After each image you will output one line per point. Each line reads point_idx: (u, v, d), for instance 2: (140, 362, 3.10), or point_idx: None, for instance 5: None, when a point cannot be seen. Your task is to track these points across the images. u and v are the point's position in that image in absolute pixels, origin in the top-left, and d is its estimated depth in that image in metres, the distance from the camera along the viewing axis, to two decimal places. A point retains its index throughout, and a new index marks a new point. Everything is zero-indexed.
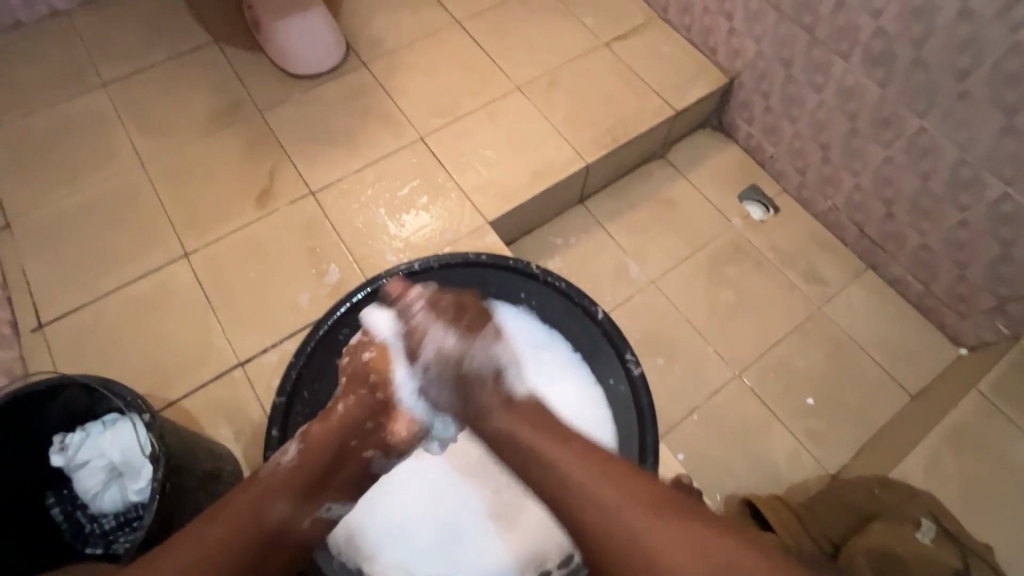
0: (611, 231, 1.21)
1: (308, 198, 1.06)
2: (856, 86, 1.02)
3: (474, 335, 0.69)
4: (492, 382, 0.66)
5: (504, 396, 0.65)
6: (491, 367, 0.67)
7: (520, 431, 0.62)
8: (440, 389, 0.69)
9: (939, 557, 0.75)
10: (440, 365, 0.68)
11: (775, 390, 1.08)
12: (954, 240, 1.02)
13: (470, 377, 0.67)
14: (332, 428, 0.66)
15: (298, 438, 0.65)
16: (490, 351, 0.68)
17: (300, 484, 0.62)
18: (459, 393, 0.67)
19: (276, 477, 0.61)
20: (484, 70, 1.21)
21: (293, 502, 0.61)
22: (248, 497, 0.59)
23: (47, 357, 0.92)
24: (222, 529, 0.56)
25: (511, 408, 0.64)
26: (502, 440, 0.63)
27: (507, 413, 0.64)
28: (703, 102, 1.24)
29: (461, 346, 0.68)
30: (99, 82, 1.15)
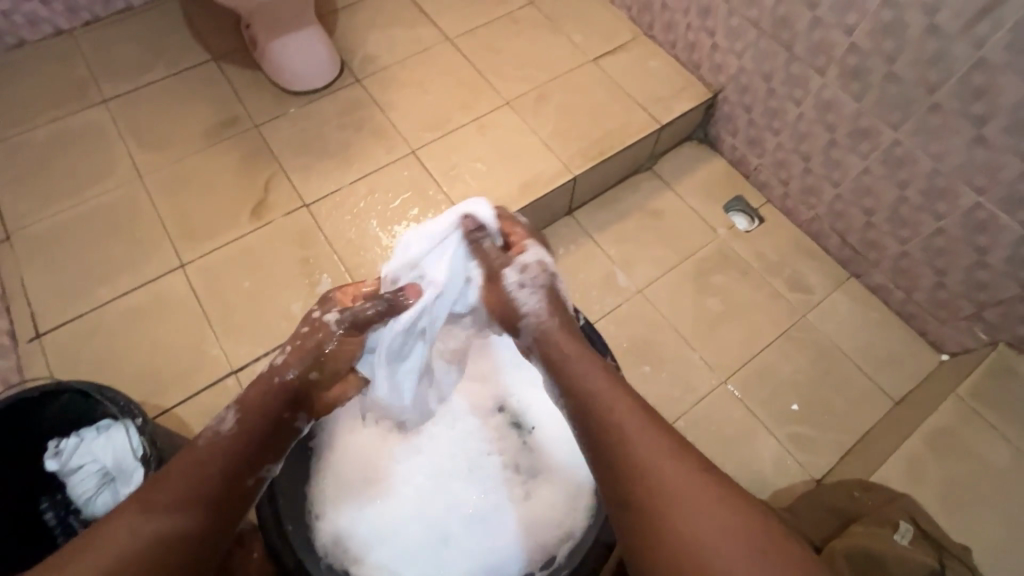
0: (599, 241, 1.23)
1: (303, 210, 1.09)
2: (833, 100, 1.05)
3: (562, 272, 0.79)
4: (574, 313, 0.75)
5: (576, 333, 0.71)
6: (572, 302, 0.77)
7: (593, 376, 0.65)
8: (535, 296, 0.73)
9: (917, 557, 0.76)
10: (538, 276, 0.74)
11: (761, 396, 1.10)
12: (932, 248, 1.04)
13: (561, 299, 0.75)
14: (268, 395, 0.67)
15: (235, 406, 0.65)
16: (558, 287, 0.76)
17: (240, 451, 0.62)
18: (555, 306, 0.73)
19: (216, 447, 0.61)
20: (475, 85, 1.25)
21: (234, 469, 0.61)
22: (194, 462, 0.59)
23: (44, 366, 0.94)
24: (171, 488, 0.56)
25: (578, 345, 0.69)
26: (569, 368, 0.67)
27: (578, 347, 0.69)
28: (688, 115, 1.27)
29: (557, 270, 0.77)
30: (100, 98, 1.18)
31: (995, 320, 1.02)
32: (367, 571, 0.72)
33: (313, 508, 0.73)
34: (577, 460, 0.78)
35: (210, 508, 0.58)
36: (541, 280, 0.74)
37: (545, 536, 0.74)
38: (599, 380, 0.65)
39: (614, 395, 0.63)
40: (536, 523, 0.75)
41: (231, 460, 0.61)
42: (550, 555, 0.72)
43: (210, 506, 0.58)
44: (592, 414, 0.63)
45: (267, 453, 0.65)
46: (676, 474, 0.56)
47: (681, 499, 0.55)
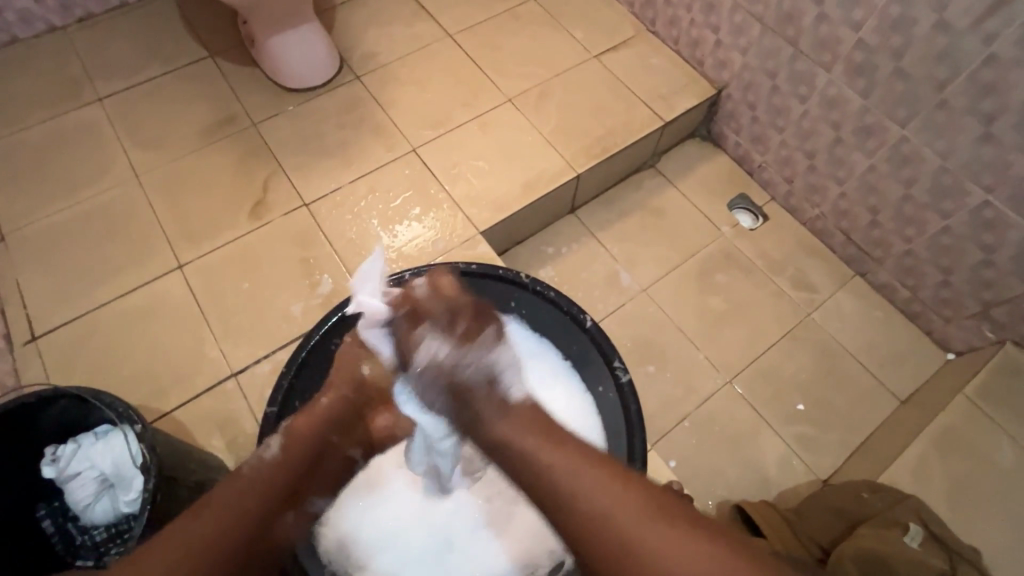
0: (602, 240, 1.22)
1: (302, 209, 1.07)
2: (839, 97, 1.04)
3: (470, 342, 0.61)
4: (486, 390, 0.59)
5: (501, 400, 0.58)
6: (484, 374, 0.60)
7: (524, 441, 0.55)
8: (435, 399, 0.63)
9: (927, 560, 0.76)
10: (430, 376, 0.62)
11: (766, 396, 1.09)
12: (938, 246, 1.03)
13: (464, 391, 0.60)
14: (316, 422, 0.65)
15: (282, 432, 0.63)
16: (484, 357, 0.61)
17: (286, 479, 0.59)
18: (455, 405, 0.61)
19: (262, 471, 0.58)
20: (475, 82, 1.23)
21: (280, 500, 0.58)
22: (238, 490, 0.55)
23: (40, 369, 0.92)
24: (217, 514, 0.52)
25: (508, 414, 0.57)
26: (508, 443, 0.55)
27: (505, 421, 0.57)
28: (692, 113, 1.26)
29: (454, 356, 0.61)
30: (95, 96, 1.16)
31: (1002, 319, 1.01)
32: None
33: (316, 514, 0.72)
34: None
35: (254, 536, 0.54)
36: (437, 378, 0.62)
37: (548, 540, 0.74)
38: (528, 441, 0.54)
39: (550, 445, 0.54)
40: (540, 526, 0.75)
41: (276, 486, 0.58)
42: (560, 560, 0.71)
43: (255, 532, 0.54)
44: (531, 467, 0.53)
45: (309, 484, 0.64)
46: (633, 513, 0.48)
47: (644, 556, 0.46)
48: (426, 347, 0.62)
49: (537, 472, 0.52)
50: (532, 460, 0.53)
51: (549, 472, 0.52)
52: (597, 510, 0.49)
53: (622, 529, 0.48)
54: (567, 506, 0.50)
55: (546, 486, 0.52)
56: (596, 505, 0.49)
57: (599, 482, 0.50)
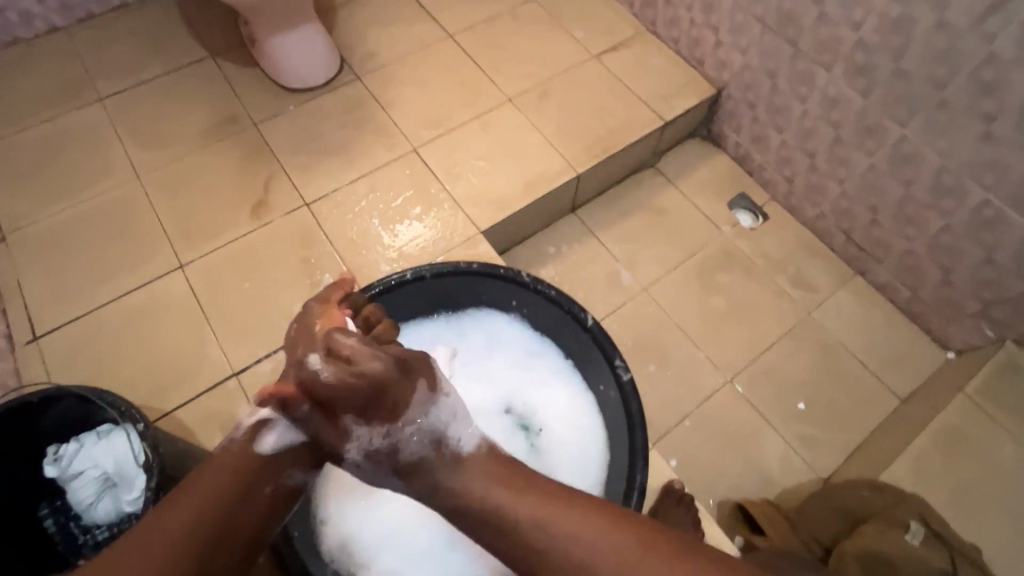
0: (602, 240, 1.22)
1: (303, 209, 1.08)
2: (840, 96, 1.04)
3: (404, 408, 0.60)
4: (431, 455, 0.59)
5: (454, 447, 0.60)
6: (429, 439, 0.60)
7: (490, 491, 0.56)
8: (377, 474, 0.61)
9: (927, 558, 0.77)
10: (369, 448, 0.61)
11: (767, 395, 1.09)
12: (938, 246, 1.03)
13: (404, 459, 0.60)
14: (283, 399, 0.65)
15: (247, 417, 0.63)
16: (426, 420, 0.61)
17: (255, 462, 0.59)
18: (399, 471, 0.61)
19: (232, 455, 0.59)
20: (476, 82, 1.23)
21: (249, 485, 0.58)
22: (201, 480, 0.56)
23: (41, 369, 0.92)
24: (180, 508, 0.53)
25: (459, 472, 0.58)
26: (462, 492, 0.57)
27: (459, 465, 0.58)
28: (692, 112, 1.26)
29: (391, 425, 0.60)
30: (96, 97, 1.16)
31: (1003, 318, 1.01)
32: None
33: (317, 513, 0.72)
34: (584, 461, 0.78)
35: (224, 518, 0.55)
36: (378, 452, 0.61)
37: None
38: (495, 488, 0.56)
39: (516, 490, 0.55)
40: None
41: (241, 468, 0.58)
42: None
43: (222, 514, 0.55)
44: (504, 518, 0.54)
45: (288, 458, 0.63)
46: (615, 556, 0.50)
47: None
48: (357, 421, 0.61)
49: (508, 523, 0.53)
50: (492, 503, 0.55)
51: (528, 525, 0.53)
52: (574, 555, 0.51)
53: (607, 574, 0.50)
54: (546, 558, 0.52)
55: (523, 541, 0.53)
56: (579, 550, 0.51)
57: (580, 524, 0.52)
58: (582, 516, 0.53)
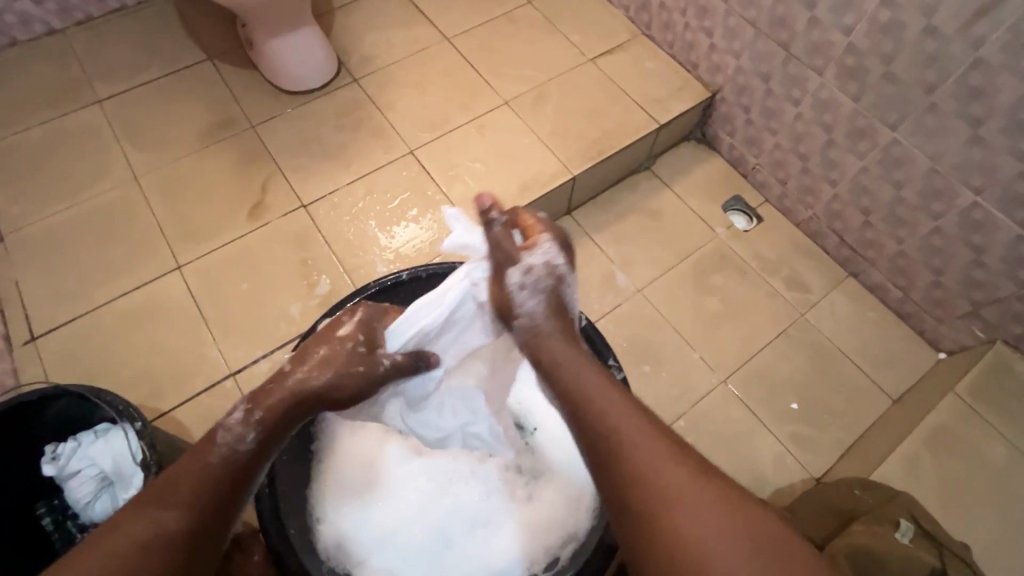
0: (598, 241, 1.23)
1: (300, 210, 1.08)
2: (831, 100, 1.06)
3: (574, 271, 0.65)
4: (570, 322, 0.64)
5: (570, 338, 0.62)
6: (573, 307, 0.65)
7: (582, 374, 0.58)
8: (532, 304, 0.63)
9: (918, 555, 0.76)
10: (540, 281, 0.63)
11: (760, 395, 1.10)
12: (929, 248, 1.05)
13: (560, 303, 0.63)
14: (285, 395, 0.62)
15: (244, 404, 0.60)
16: (575, 294, 0.66)
17: (253, 465, 0.58)
18: (549, 311, 0.63)
19: (229, 456, 0.57)
20: (473, 85, 1.24)
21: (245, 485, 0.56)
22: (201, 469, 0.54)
23: (40, 369, 0.93)
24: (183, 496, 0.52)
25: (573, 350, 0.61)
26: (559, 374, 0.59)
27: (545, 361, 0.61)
28: (687, 115, 1.27)
29: (565, 271, 0.64)
30: (94, 98, 1.17)
31: (992, 319, 1.03)
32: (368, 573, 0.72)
33: (313, 512, 0.72)
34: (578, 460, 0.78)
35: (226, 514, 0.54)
36: (542, 287, 0.63)
37: (546, 538, 0.74)
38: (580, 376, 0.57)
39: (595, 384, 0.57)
40: (538, 526, 0.75)
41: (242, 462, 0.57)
42: (554, 556, 0.72)
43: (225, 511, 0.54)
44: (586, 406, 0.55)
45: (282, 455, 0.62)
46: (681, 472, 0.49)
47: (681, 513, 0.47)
48: (546, 252, 0.63)
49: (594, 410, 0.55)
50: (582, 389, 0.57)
51: (607, 416, 0.54)
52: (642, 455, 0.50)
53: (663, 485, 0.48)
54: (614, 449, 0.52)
55: (598, 424, 0.54)
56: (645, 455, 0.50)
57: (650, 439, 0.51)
58: (656, 439, 0.51)
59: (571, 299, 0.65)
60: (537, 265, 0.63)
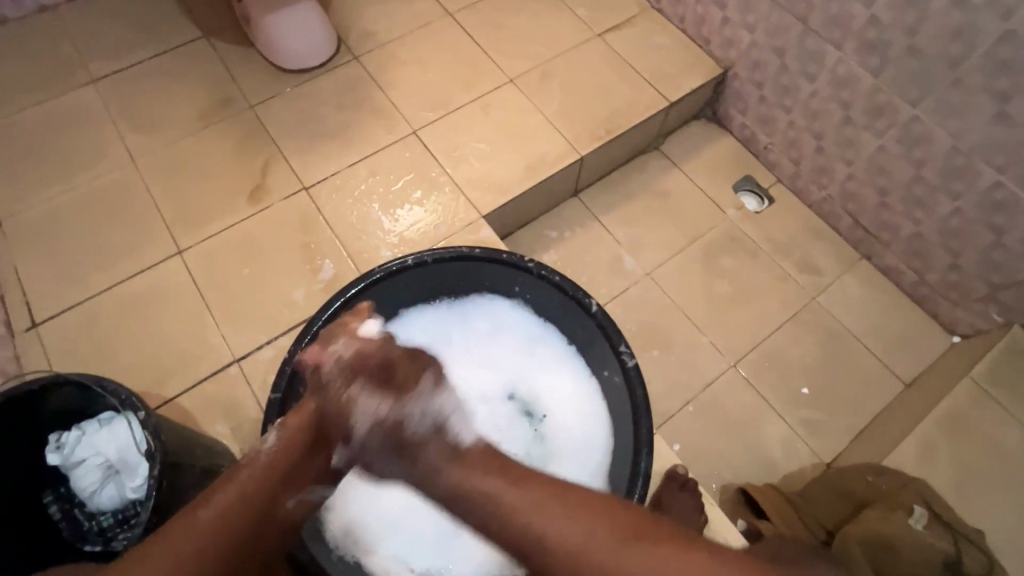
0: (606, 224, 1.21)
1: (301, 193, 1.06)
2: (850, 75, 1.02)
3: (411, 390, 0.57)
4: (434, 438, 0.56)
5: (448, 448, 0.55)
6: (430, 421, 0.56)
7: (480, 480, 0.52)
8: (385, 461, 0.57)
9: (932, 542, 0.77)
10: (377, 434, 0.57)
11: (771, 379, 1.09)
12: (948, 229, 1.02)
13: (410, 438, 0.56)
14: (313, 417, 0.61)
15: (277, 427, 0.61)
16: (431, 404, 0.57)
17: (274, 482, 0.57)
18: (398, 454, 0.56)
19: (255, 470, 0.57)
20: (476, 62, 1.21)
21: (268, 502, 0.57)
22: (220, 501, 0.54)
23: (41, 356, 0.91)
24: (197, 529, 0.51)
25: (462, 462, 0.54)
26: (463, 490, 0.52)
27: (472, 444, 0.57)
28: (697, 93, 1.23)
29: (398, 405, 0.56)
30: (88, 78, 1.14)
31: (1010, 302, 1.01)
32: (377, 561, 0.71)
33: None
34: (587, 449, 0.77)
35: (231, 556, 0.53)
36: (385, 439, 0.57)
37: None
38: (490, 482, 0.51)
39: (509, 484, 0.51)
40: None
41: (261, 494, 0.56)
42: None
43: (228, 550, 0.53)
44: (501, 518, 0.50)
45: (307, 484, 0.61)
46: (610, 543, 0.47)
47: (621, 574, 0.46)
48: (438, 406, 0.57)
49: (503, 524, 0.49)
50: (486, 502, 0.50)
51: (520, 524, 0.48)
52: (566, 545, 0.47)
53: (598, 559, 0.46)
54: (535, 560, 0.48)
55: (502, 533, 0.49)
56: (559, 543, 0.47)
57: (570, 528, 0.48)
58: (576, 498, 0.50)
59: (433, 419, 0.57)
60: (418, 409, 0.56)
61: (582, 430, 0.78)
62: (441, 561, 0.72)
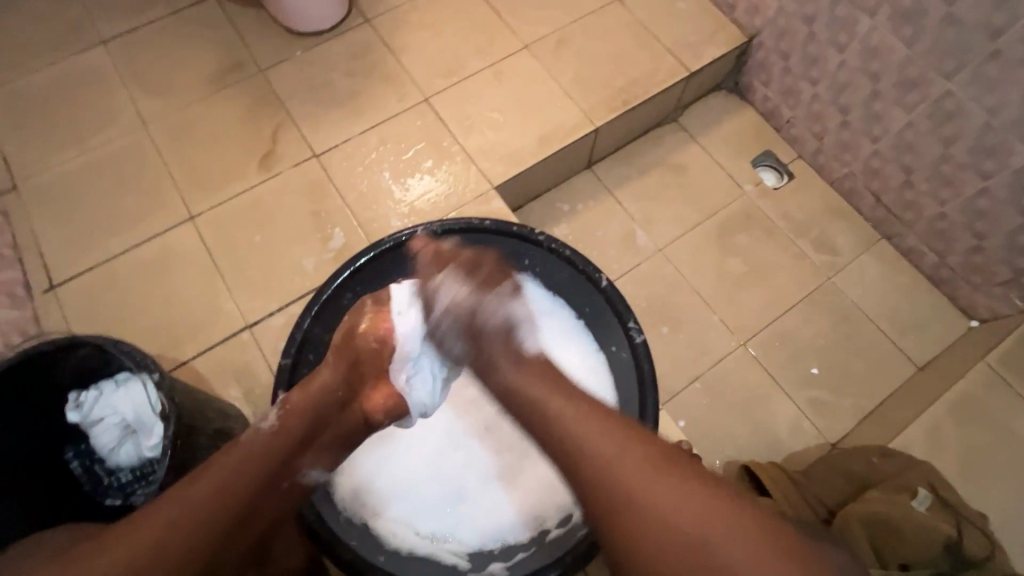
0: (619, 198, 1.18)
1: (312, 160, 1.05)
2: (882, 45, 0.97)
3: (489, 289, 0.67)
4: (504, 338, 0.64)
5: (515, 351, 0.63)
6: (503, 320, 0.65)
7: (532, 386, 0.59)
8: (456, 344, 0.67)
9: (933, 524, 0.77)
10: (456, 324, 0.67)
11: (781, 358, 1.08)
12: (974, 209, 0.98)
13: (481, 328, 0.65)
14: (311, 396, 0.64)
15: (278, 407, 0.63)
16: (502, 308, 0.66)
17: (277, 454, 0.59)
18: (471, 342, 0.66)
19: (257, 442, 0.58)
20: (491, 27, 1.17)
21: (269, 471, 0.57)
22: (223, 470, 0.55)
23: (60, 316, 0.94)
24: (196, 493, 0.52)
25: (519, 362, 0.62)
26: (517, 389, 0.60)
27: (517, 370, 0.61)
28: (719, 63, 1.19)
29: (473, 298, 0.67)
30: (98, 39, 1.12)
31: None
32: (383, 523, 0.71)
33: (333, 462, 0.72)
34: None
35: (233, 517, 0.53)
36: (461, 327, 0.67)
37: (559, 494, 0.73)
38: (537, 387, 0.59)
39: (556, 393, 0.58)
40: (554, 481, 0.74)
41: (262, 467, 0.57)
42: (566, 513, 0.71)
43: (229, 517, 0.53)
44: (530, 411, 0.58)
45: (303, 458, 0.62)
46: (638, 465, 0.51)
47: (641, 498, 0.49)
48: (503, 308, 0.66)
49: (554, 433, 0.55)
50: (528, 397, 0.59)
51: (572, 440, 0.54)
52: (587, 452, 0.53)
53: (622, 476, 0.50)
54: (599, 486, 0.51)
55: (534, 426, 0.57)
56: (619, 472, 0.51)
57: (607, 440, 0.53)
58: (604, 418, 0.55)
59: (494, 320, 0.66)
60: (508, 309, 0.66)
61: None
62: (447, 526, 0.72)
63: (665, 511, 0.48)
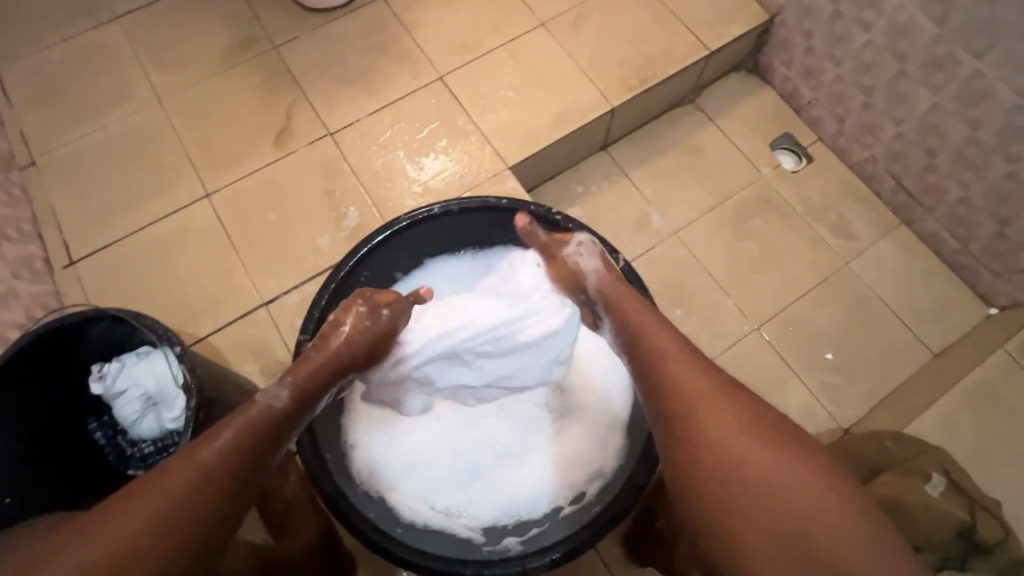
0: (634, 179, 1.17)
1: (327, 138, 1.05)
2: (910, 24, 0.94)
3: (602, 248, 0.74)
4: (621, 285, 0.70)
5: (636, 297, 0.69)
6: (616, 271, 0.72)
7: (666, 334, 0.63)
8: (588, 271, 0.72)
9: (943, 507, 0.78)
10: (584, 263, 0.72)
11: (795, 343, 1.07)
12: (998, 194, 0.96)
13: (604, 272, 0.71)
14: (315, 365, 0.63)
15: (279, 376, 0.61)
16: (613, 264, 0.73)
17: (278, 424, 0.58)
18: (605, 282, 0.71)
19: (260, 411, 0.57)
20: (507, 4, 1.15)
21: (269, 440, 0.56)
22: (227, 439, 0.53)
23: (80, 291, 0.95)
24: (201, 461, 0.51)
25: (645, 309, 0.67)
26: (641, 334, 0.64)
27: (643, 312, 0.66)
28: (739, 42, 1.16)
29: (594, 251, 0.73)
30: (112, 14, 1.12)
31: None
32: (399, 497, 0.72)
33: (346, 437, 0.74)
34: (605, 403, 0.77)
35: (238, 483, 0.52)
36: (586, 265, 0.72)
37: (572, 472, 0.74)
38: (647, 319, 0.65)
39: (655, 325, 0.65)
40: (568, 459, 0.75)
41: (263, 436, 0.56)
42: (580, 491, 0.72)
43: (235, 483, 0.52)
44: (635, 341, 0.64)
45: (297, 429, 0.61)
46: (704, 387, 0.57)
47: (703, 409, 0.55)
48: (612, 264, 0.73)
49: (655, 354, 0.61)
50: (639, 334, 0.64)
51: (657, 356, 0.61)
52: (661, 363, 0.60)
53: (689, 385, 0.57)
54: (664, 395, 0.58)
55: (633, 342, 0.64)
56: (686, 385, 0.57)
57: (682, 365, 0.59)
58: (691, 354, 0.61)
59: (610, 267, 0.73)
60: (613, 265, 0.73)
61: (602, 383, 0.78)
62: (461, 502, 0.73)
63: (710, 425, 0.54)
